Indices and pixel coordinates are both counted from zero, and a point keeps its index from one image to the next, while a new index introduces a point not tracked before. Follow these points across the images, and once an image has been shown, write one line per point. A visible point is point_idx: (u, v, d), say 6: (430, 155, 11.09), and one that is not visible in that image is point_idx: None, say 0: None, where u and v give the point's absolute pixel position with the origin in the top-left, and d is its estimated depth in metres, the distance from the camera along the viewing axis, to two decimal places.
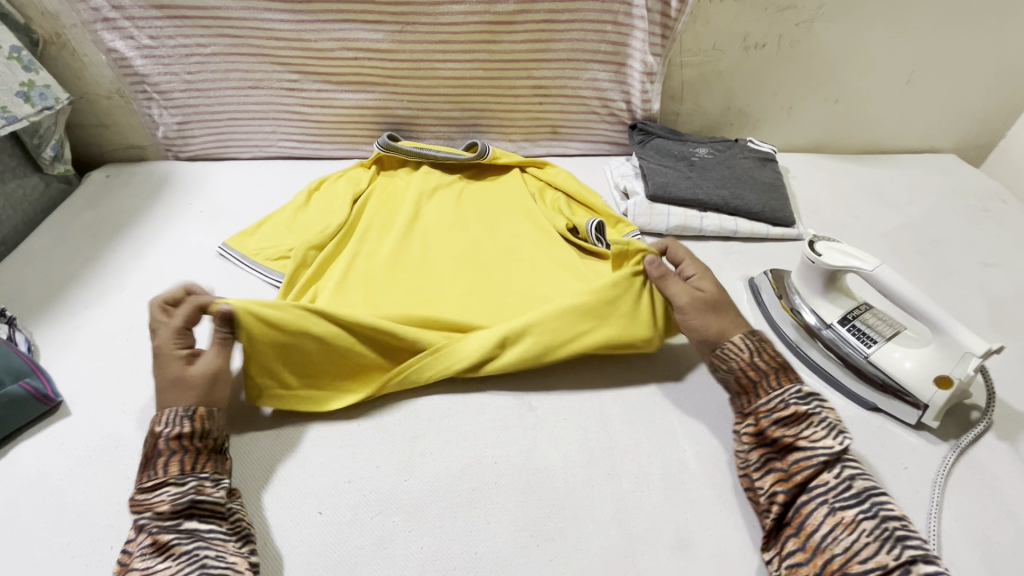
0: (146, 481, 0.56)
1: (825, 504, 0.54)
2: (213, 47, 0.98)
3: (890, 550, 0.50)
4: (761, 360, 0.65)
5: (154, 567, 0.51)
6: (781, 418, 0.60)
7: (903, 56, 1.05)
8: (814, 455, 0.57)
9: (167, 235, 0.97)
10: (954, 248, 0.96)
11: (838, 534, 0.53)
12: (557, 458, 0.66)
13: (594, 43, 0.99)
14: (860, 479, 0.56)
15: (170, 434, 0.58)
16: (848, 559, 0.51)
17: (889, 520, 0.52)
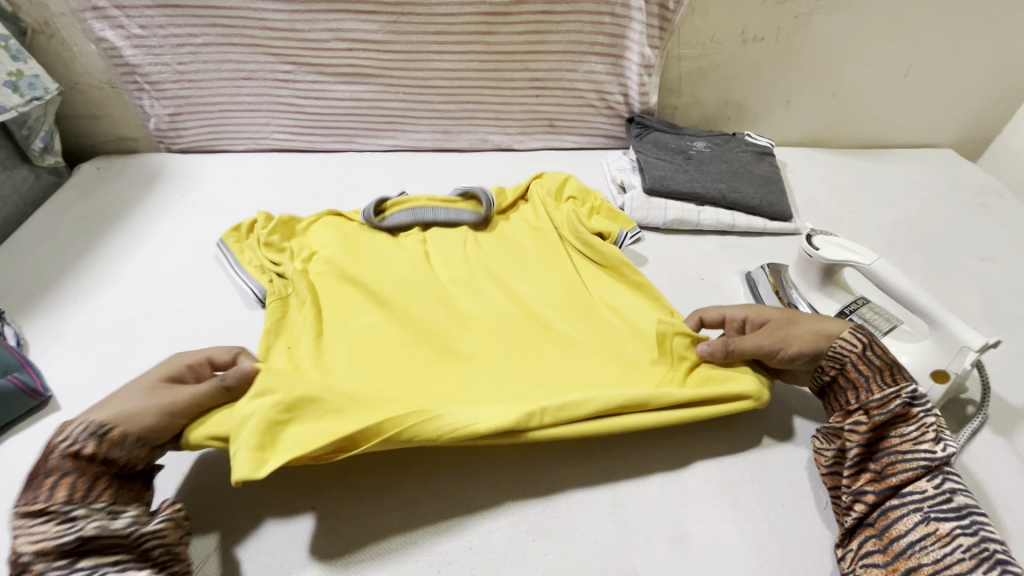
0: (30, 508, 0.48)
1: (921, 513, 0.52)
2: (205, 37, 0.96)
3: (986, 569, 0.48)
4: (874, 356, 0.60)
5: None
6: (894, 418, 0.57)
7: (902, 50, 1.05)
8: (916, 460, 0.55)
9: (158, 228, 0.96)
10: (951, 242, 0.95)
11: (927, 545, 0.50)
12: (553, 452, 0.65)
13: (591, 35, 0.98)
14: (961, 493, 0.53)
15: (67, 456, 0.50)
16: (936, 571, 0.49)
17: (989, 541, 0.50)
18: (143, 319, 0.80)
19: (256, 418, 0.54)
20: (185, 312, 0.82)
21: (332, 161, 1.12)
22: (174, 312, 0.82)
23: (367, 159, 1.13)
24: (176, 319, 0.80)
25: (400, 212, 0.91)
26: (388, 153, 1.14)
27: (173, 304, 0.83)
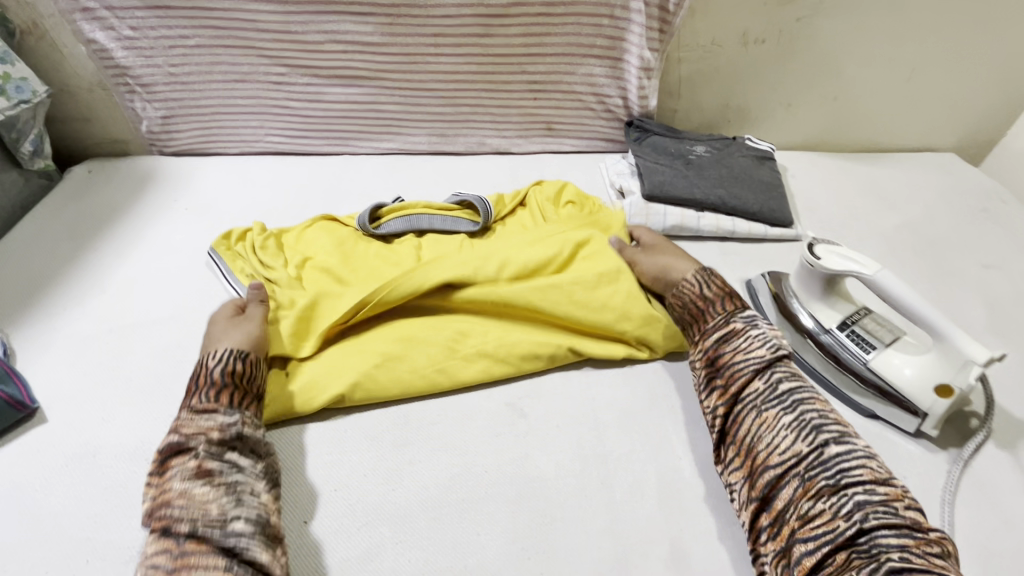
0: (196, 405, 0.59)
1: (754, 408, 0.61)
2: (196, 39, 0.95)
3: (806, 438, 0.57)
4: (709, 290, 0.72)
5: (195, 489, 0.53)
6: (723, 336, 0.67)
7: (905, 53, 1.03)
8: (746, 365, 0.64)
9: (150, 233, 0.95)
10: (954, 249, 0.94)
11: (762, 432, 0.59)
12: (550, 466, 0.64)
13: (590, 37, 0.97)
14: (787, 382, 0.62)
15: (223, 368, 0.62)
16: (769, 452, 0.58)
17: (808, 413, 0.59)
18: (133, 327, 0.79)
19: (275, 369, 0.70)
20: (176, 319, 0.80)
21: (327, 164, 1.10)
22: (165, 320, 0.80)
23: (363, 162, 1.11)
24: (167, 328, 0.79)
25: (397, 220, 0.89)
26: (384, 156, 1.13)
27: (163, 311, 0.81)
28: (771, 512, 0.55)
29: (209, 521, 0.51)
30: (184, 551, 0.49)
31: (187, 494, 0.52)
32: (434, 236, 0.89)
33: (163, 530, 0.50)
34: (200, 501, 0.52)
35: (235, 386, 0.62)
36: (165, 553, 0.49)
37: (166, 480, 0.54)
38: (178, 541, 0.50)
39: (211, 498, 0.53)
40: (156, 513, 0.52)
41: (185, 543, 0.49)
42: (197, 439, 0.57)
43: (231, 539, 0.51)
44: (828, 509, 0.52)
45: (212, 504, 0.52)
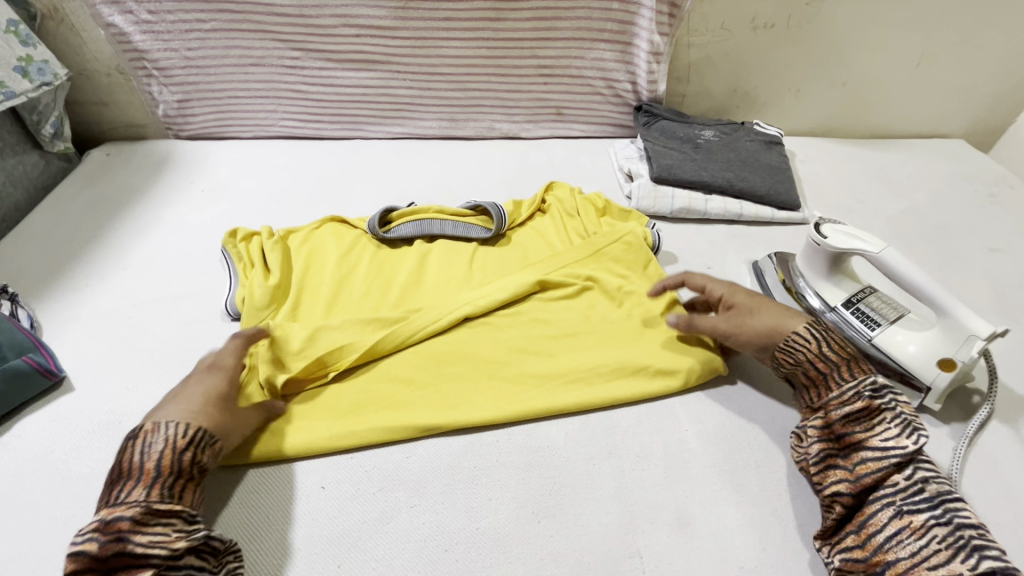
0: (155, 500, 0.51)
1: (892, 507, 0.53)
2: (212, 23, 0.96)
3: (963, 557, 0.48)
4: (830, 352, 0.62)
5: None
6: (854, 414, 0.58)
7: (914, 38, 1.03)
8: (885, 456, 0.55)
9: (168, 214, 0.97)
10: (960, 233, 0.95)
11: (904, 538, 0.51)
12: (559, 437, 0.66)
13: (600, 21, 0.98)
14: (934, 483, 0.54)
15: (192, 457, 0.55)
16: (914, 564, 0.49)
17: (965, 529, 0.50)
18: (154, 303, 0.81)
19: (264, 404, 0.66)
20: (195, 297, 0.82)
21: (339, 148, 1.12)
22: (184, 297, 0.82)
23: (374, 147, 1.13)
24: (186, 304, 0.81)
25: (406, 226, 0.90)
26: (395, 141, 1.14)
27: (183, 288, 0.84)
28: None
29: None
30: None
31: None
32: (446, 243, 0.90)
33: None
34: None
35: (190, 476, 0.54)
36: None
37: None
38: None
39: None
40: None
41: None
42: (159, 549, 0.48)
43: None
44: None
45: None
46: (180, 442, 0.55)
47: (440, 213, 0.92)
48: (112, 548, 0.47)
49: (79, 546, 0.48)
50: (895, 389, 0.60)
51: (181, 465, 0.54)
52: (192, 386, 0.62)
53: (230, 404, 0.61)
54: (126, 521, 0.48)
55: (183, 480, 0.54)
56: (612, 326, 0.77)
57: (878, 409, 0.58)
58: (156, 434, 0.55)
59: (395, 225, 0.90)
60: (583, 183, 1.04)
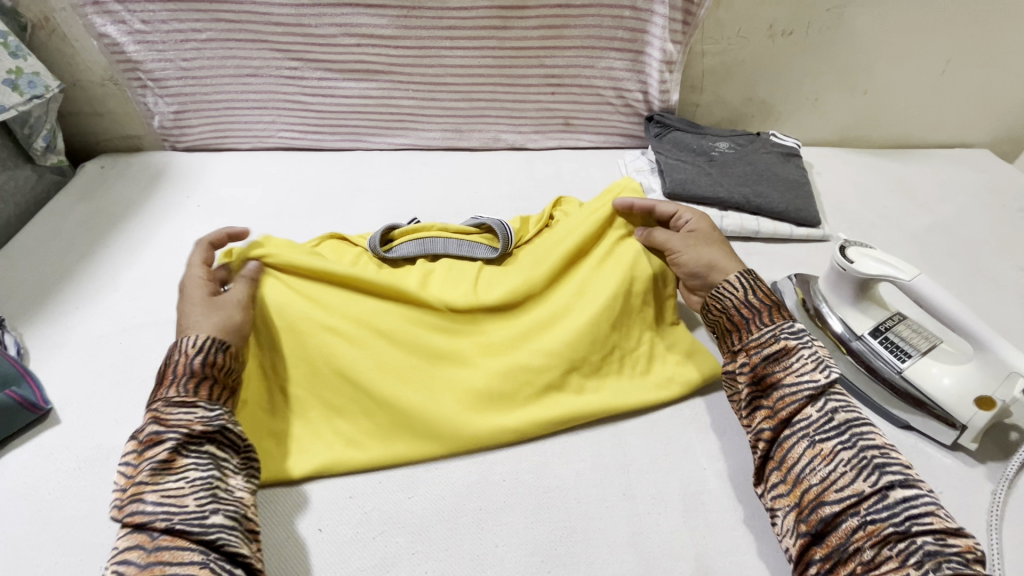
0: (173, 398, 0.54)
1: (805, 438, 0.54)
2: (208, 33, 0.93)
3: (866, 477, 0.50)
4: (755, 299, 0.63)
5: (165, 484, 0.49)
6: (771, 355, 0.59)
7: (940, 44, 0.99)
8: (798, 390, 0.56)
9: (163, 231, 0.94)
10: (988, 250, 0.90)
11: (815, 465, 0.53)
12: (570, 475, 0.62)
13: (610, 29, 0.94)
14: (845, 411, 0.55)
15: (204, 360, 0.57)
16: (824, 488, 0.51)
17: (870, 449, 0.52)
18: (146, 327, 0.78)
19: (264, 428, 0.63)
20: None
21: (340, 161, 1.08)
22: (177, 320, 0.79)
23: (376, 158, 1.09)
24: None
25: (409, 243, 0.84)
26: (398, 152, 1.11)
27: (176, 311, 0.80)
28: (824, 548, 0.49)
29: (188, 515, 0.47)
30: (154, 549, 0.45)
31: (157, 490, 0.49)
32: (449, 261, 0.83)
33: (138, 523, 0.47)
34: (172, 496, 0.48)
35: (213, 379, 0.57)
36: (136, 544, 0.46)
37: (141, 471, 0.50)
38: (149, 532, 0.46)
39: (183, 491, 0.49)
40: (132, 503, 0.48)
41: (154, 538, 0.46)
42: (176, 431, 0.52)
43: (209, 537, 0.47)
44: (895, 557, 0.46)
45: (189, 496, 0.49)
46: (193, 351, 0.57)
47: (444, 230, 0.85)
48: (148, 427, 0.52)
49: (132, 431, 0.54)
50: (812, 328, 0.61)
51: (196, 367, 0.56)
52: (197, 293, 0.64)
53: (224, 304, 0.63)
54: (151, 415, 0.53)
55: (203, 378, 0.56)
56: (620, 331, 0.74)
57: (795, 346, 0.58)
58: (179, 345, 0.58)
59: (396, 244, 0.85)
60: (593, 198, 1.00)
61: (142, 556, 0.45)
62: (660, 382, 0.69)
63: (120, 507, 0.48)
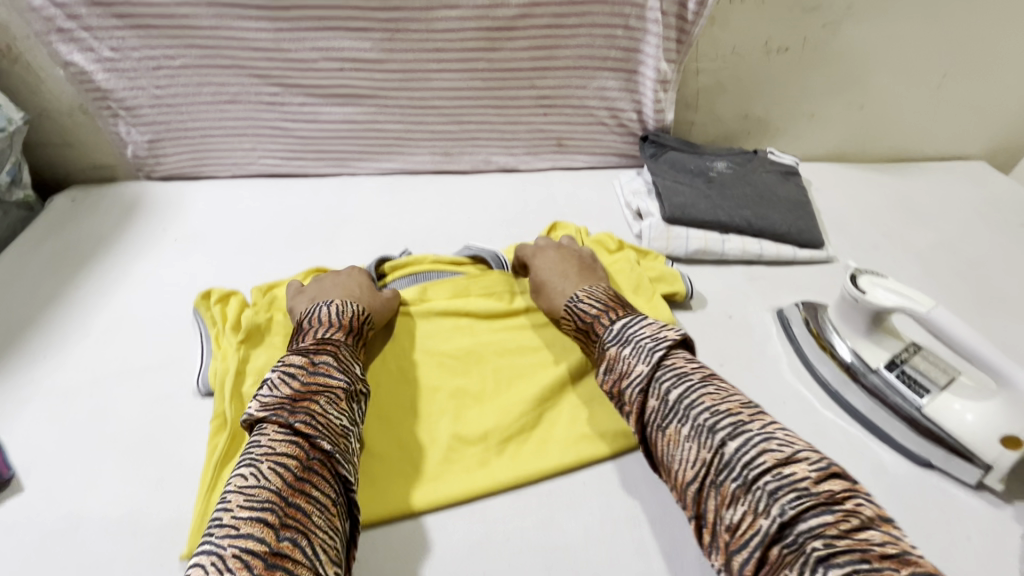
0: (344, 349, 0.64)
1: (656, 429, 0.53)
2: (182, 59, 0.89)
3: (707, 444, 0.49)
4: (584, 316, 0.66)
5: (331, 416, 0.55)
6: (606, 365, 0.59)
7: (936, 58, 0.97)
8: (629, 385, 0.56)
9: (138, 269, 0.88)
10: (995, 269, 0.88)
11: (671, 452, 0.51)
12: (578, 531, 0.59)
13: (603, 49, 0.91)
14: (674, 386, 0.53)
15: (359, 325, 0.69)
16: (687, 473, 0.50)
17: (701, 415, 0.51)
18: (120, 377, 0.73)
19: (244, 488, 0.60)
20: (167, 367, 0.75)
21: (325, 188, 1.04)
22: (154, 368, 0.74)
23: (363, 185, 1.05)
24: (156, 377, 0.73)
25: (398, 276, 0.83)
26: (385, 177, 1.06)
27: (153, 357, 0.76)
28: (710, 530, 0.48)
29: (343, 449, 0.53)
30: (309, 465, 0.50)
31: (326, 417, 0.54)
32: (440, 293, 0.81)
33: (302, 434, 0.52)
34: (336, 428, 0.54)
35: (356, 335, 0.68)
36: (294, 452, 0.50)
37: (315, 396, 0.55)
38: (307, 450, 0.51)
39: (342, 428, 0.55)
40: (304, 416, 0.53)
41: (310, 455, 0.51)
42: (346, 379, 0.59)
43: (349, 474, 0.52)
44: (751, 511, 0.45)
45: (342, 435, 0.55)
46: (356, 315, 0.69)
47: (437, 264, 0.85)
48: (320, 358, 0.60)
49: (298, 351, 0.61)
50: (638, 322, 0.61)
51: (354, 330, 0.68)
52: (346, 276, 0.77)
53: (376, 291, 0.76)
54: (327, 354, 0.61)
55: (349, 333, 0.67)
56: None
57: (619, 351, 0.59)
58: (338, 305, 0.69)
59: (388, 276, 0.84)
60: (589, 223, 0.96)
61: (300, 466, 0.49)
62: None
63: (290, 414, 0.53)
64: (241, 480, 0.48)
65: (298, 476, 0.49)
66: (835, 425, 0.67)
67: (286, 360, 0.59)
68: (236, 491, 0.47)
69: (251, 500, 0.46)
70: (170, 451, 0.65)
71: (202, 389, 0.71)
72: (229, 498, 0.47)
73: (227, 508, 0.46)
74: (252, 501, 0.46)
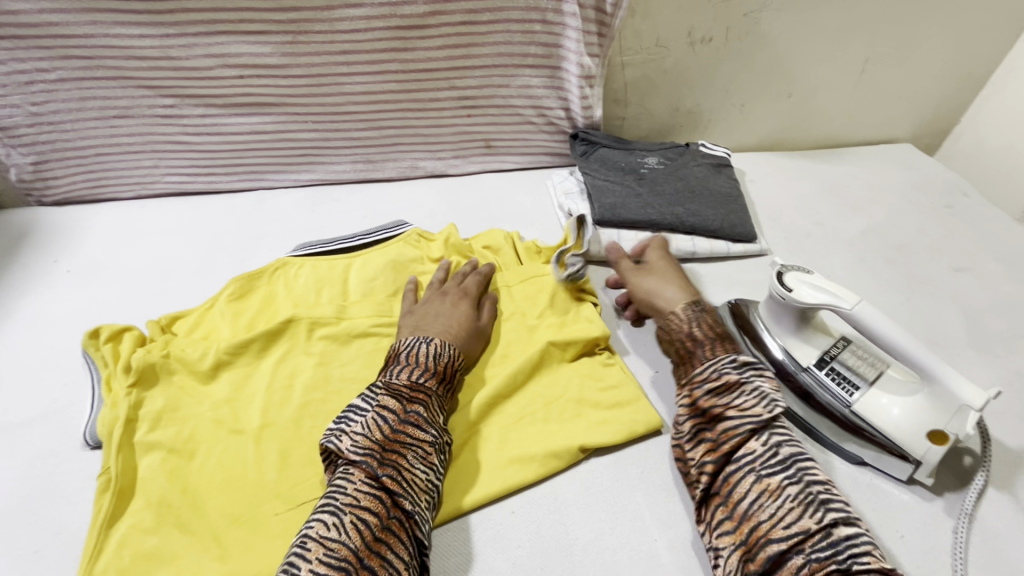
0: (435, 389, 0.62)
1: (751, 472, 0.52)
2: (59, 72, 0.80)
3: (812, 513, 0.49)
4: (700, 331, 0.65)
5: (417, 473, 0.54)
6: (714, 389, 0.58)
7: (857, 43, 0.97)
8: (741, 423, 0.55)
9: (24, 307, 0.80)
10: (922, 252, 0.89)
11: (762, 501, 0.51)
12: (506, 567, 0.55)
13: (522, 45, 0.87)
14: (787, 445, 0.54)
15: (448, 362, 0.64)
16: (772, 526, 0.49)
17: (813, 485, 0.51)
18: None
19: (128, 550, 0.55)
20: (52, 417, 0.67)
21: (239, 204, 0.97)
22: (38, 420, 0.67)
23: (281, 198, 0.98)
24: (36, 432, 0.65)
25: (308, 269, 0.81)
26: (305, 190, 0.99)
27: (37, 408, 0.68)
28: None
29: (423, 512, 0.53)
30: (387, 525, 0.50)
31: (412, 474, 0.54)
32: (359, 282, 0.79)
33: (387, 491, 0.52)
34: (420, 487, 0.54)
35: (448, 382, 0.64)
36: (377, 510, 0.50)
37: (405, 451, 0.55)
38: (388, 508, 0.51)
39: (425, 484, 0.55)
40: (392, 469, 0.53)
41: (389, 514, 0.51)
42: (434, 429, 0.58)
43: (423, 538, 0.52)
44: None
45: (424, 495, 0.54)
46: (440, 349, 0.65)
47: (358, 253, 0.83)
48: (414, 406, 0.58)
49: (393, 391, 0.59)
50: (757, 363, 0.60)
51: (450, 368, 0.64)
52: (442, 302, 0.72)
53: (476, 326, 0.71)
54: (421, 395, 0.59)
55: (442, 380, 0.63)
56: (558, 382, 0.69)
57: (737, 383, 0.58)
58: (435, 340, 0.65)
59: (304, 262, 0.82)
60: (521, 227, 0.93)
61: (380, 525, 0.49)
62: (586, 427, 0.65)
63: (379, 465, 0.53)
64: (324, 527, 0.49)
65: (375, 537, 0.49)
66: None
67: (384, 396, 0.58)
68: (316, 539, 0.48)
69: (331, 556, 0.47)
70: (53, 515, 0.59)
71: (90, 439, 0.64)
72: (309, 545, 0.48)
73: (307, 558, 0.46)
74: (333, 556, 0.47)
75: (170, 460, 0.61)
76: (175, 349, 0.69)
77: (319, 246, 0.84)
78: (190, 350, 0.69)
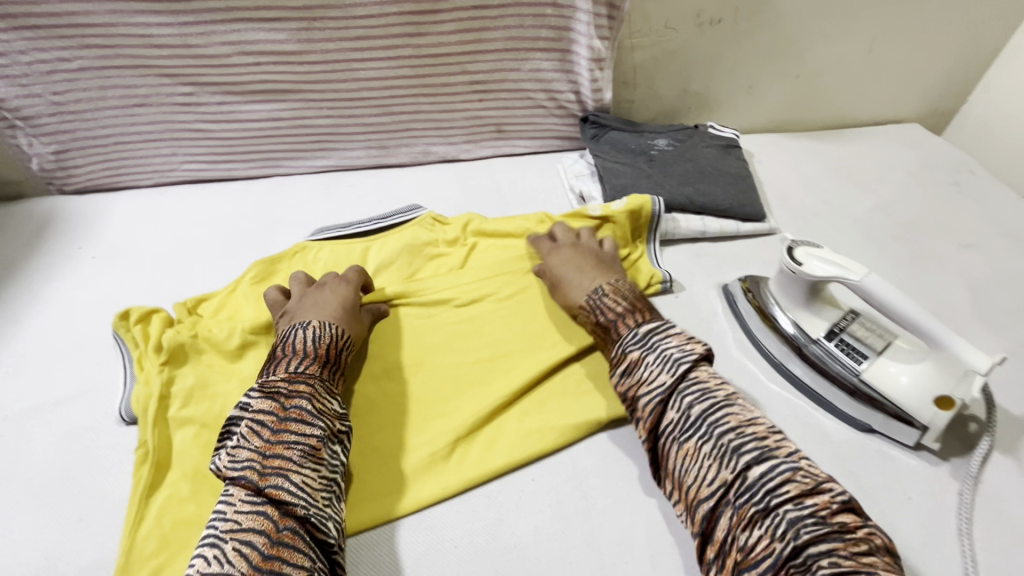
0: (321, 385, 0.60)
1: (672, 440, 0.54)
2: (80, 61, 0.82)
3: (728, 464, 0.50)
4: (604, 317, 0.65)
5: (305, 470, 0.53)
6: (623, 369, 0.59)
7: (865, 22, 0.98)
8: (652, 396, 0.56)
9: (52, 292, 0.82)
10: (929, 230, 0.90)
11: (687, 465, 0.52)
12: (527, 531, 0.58)
13: (533, 29, 0.88)
14: (698, 403, 0.54)
15: (324, 344, 0.63)
16: (698, 485, 0.51)
17: (724, 435, 0.52)
18: (34, 412, 0.68)
19: (165, 518, 0.57)
20: (87, 396, 0.69)
21: (256, 190, 0.99)
22: (74, 398, 0.69)
23: (297, 184, 1.00)
24: (73, 408, 0.68)
25: (326, 253, 0.82)
26: (321, 175, 1.01)
27: (71, 387, 0.70)
28: (715, 546, 0.49)
29: (320, 508, 0.52)
30: (279, 540, 0.48)
31: (298, 472, 0.52)
32: (376, 266, 0.81)
33: (273, 502, 0.50)
34: (309, 488, 0.52)
35: (332, 364, 0.63)
36: (262, 527, 0.48)
37: (290, 453, 0.53)
38: (276, 521, 0.49)
39: (316, 484, 0.53)
40: (275, 478, 0.51)
41: (280, 527, 0.49)
42: (320, 421, 0.57)
43: (329, 538, 0.51)
44: (767, 533, 0.46)
45: (319, 492, 0.53)
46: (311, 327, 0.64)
47: (375, 237, 0.85)
48: (295, 401, 0.57)
49: (265, 393, 0.57)
50: (660, 329, 0.61)
51: (332, 355, 0.63)
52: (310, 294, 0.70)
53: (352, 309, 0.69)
54: (307, 387, 0.58)
55: (326, 364, 0.62)
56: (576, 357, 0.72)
57: (641, 357, 0.59)
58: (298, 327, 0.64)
59: (322, 245, 0.83)
60: (534, 210, 0.94)
61: (269, 543, 0.47)
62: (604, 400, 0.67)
63: (260, 477, 0.51)
64: (205, 562, 0.47)
65: (265, 555, 0.47)
66: (779, 397, 0.68)
67: (258, 399, 0.56)
68: None
69: None
70: (94, 484, 0.61)
71: (124, 414, 0.66)
72: None
73: None
74: None
75: (202, 434, 0.64)
76: (203, 329, 0.71)
77: (337, 230, 0.86)
78: (216, 329, 0.71)
